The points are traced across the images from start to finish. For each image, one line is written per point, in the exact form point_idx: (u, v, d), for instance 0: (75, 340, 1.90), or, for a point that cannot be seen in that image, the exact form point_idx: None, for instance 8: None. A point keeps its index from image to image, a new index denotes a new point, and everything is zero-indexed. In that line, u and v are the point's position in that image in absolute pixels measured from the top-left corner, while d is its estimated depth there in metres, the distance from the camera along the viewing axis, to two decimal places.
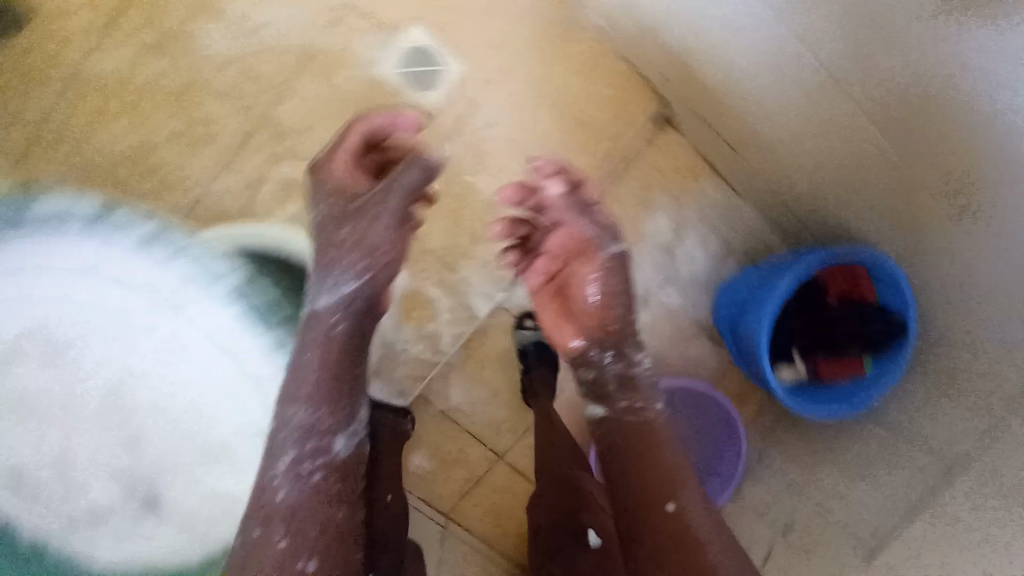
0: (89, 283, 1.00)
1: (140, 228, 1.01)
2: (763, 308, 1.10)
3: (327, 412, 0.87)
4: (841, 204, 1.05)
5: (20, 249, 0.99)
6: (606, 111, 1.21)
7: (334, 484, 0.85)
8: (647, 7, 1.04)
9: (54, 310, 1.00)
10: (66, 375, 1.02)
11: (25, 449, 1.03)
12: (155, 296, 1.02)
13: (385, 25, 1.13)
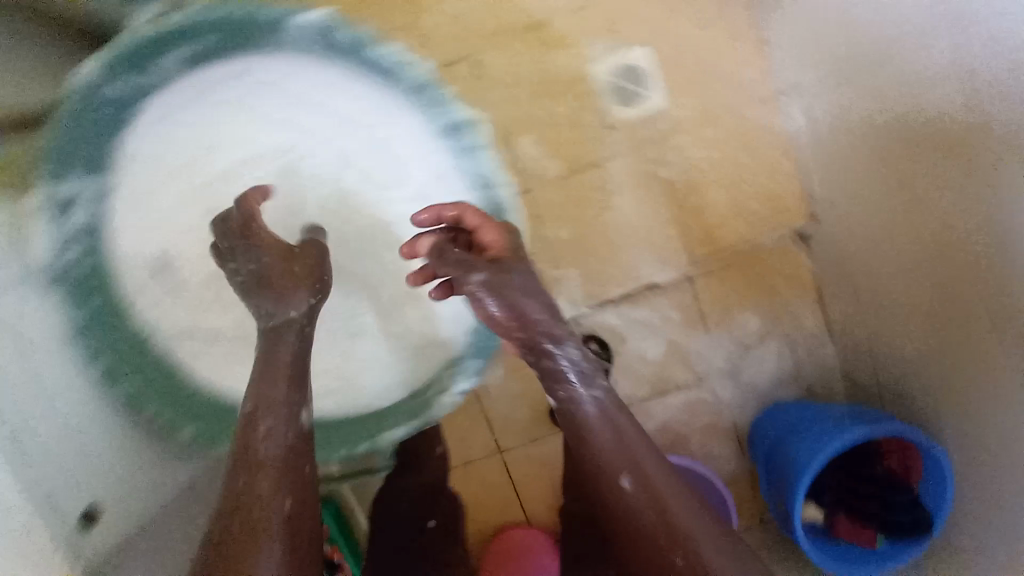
0: (360, 134, 1.03)
1: (438, 113, 1.01)
2: (815, 455, 1.10)
3: (286, 389, 0.80)
4: (926, 390, 1.06)
5: (337, 84, 1.00)
6: (760, 202, 1.24)
7: (296, 447, 0.76)
8: (848, 136, 1.06)
9: (311, 142, 1.03)
10: (285, 198, 1.04)
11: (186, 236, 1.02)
12: (405, 175, 1.05)
13: (615, 31, 1.16)
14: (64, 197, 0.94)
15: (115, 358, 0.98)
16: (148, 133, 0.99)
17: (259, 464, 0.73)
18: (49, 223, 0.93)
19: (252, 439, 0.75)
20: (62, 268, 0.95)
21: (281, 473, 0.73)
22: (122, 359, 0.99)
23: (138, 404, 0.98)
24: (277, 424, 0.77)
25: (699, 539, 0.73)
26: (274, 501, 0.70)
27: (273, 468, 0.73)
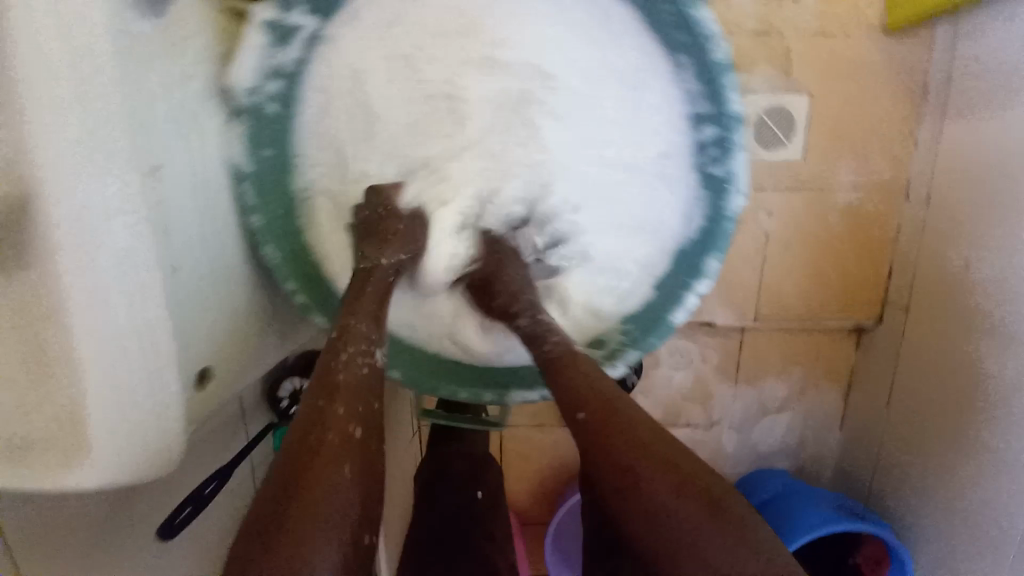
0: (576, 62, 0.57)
1: (703, 83, 0.53)
2: (788, 521, 1.17)
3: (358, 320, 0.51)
4: (915, 502, 1.13)
5: (657, 69, 0.55)
6: (842, 286, 1.21)
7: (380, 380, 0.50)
8: (953, 259, 1.03)
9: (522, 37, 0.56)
10: (450, 104, 0.58)
11: (274, 84, 0.53)
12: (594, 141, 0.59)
13: (784, 62, 1.07)
14: (290, 26, 0.51)
15: (266, 221, 0.55)
16: (360, 72, 0.56)
17: (347, 394, 0.47)
18: (272, 56, 0.51)
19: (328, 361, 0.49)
20: (251, 111, 0.53)
21: (349, 406, 0.47)
22: (273, 223, 0.56)
23: (306, 306, 0.58)
24: (360, 336, 0.50)
25: (670, 499, 0.42)
26: (354, 446, 0.45)
27: (354, 399, 0.47)
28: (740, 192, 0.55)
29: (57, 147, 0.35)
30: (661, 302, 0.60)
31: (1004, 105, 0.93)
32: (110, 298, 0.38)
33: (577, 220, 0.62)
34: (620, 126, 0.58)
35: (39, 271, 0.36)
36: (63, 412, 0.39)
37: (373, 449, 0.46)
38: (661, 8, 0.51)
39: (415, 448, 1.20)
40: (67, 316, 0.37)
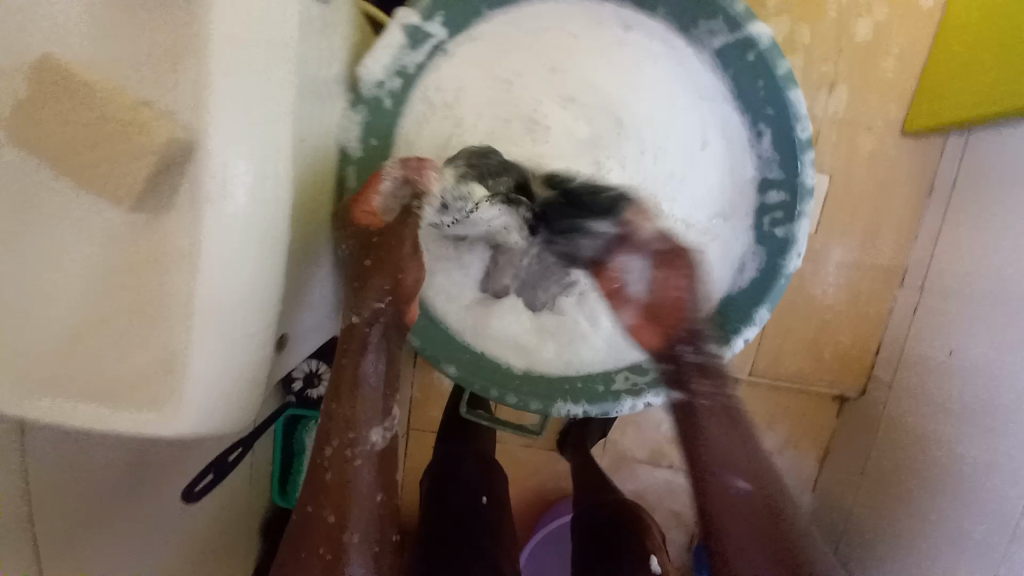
0: (662, 115, 0.62)
1: (779, 156, 0.57)
2: None
3: (347, 413, 0.53)
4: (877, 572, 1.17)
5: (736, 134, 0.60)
6: (833, 354, 1.28)
7: (371, 468, 0.53)
8: (937, 343, 1.12)
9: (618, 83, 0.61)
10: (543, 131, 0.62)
11: (396, 82, 0.56)
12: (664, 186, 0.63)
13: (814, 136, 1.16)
14: (426, 33, 0.54)
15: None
16: (466, 87, 0.60)
17: (333, 495, 0.52)
18: (403, 55, 0.54)
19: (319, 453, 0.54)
20: (370, 102, 0.55)
21: (340, 504, 0.51)
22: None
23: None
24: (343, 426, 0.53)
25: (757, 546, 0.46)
26: (343, 544, 0.50)
27: (348, 493, 0.52)
28: (799, 256, 0.58)
29: (233, 106, 0.36)
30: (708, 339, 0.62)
31: (996, 210, 1.03)
32: (241, 255, 0.39)
33: None
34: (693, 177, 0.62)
35: (192, 218, 0.37)
36: (168, 356, 0.40)
37: (363, 547, 0.51)
38: (755, 85, 0.56)
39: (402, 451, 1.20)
40: (202, 266, 0.38)
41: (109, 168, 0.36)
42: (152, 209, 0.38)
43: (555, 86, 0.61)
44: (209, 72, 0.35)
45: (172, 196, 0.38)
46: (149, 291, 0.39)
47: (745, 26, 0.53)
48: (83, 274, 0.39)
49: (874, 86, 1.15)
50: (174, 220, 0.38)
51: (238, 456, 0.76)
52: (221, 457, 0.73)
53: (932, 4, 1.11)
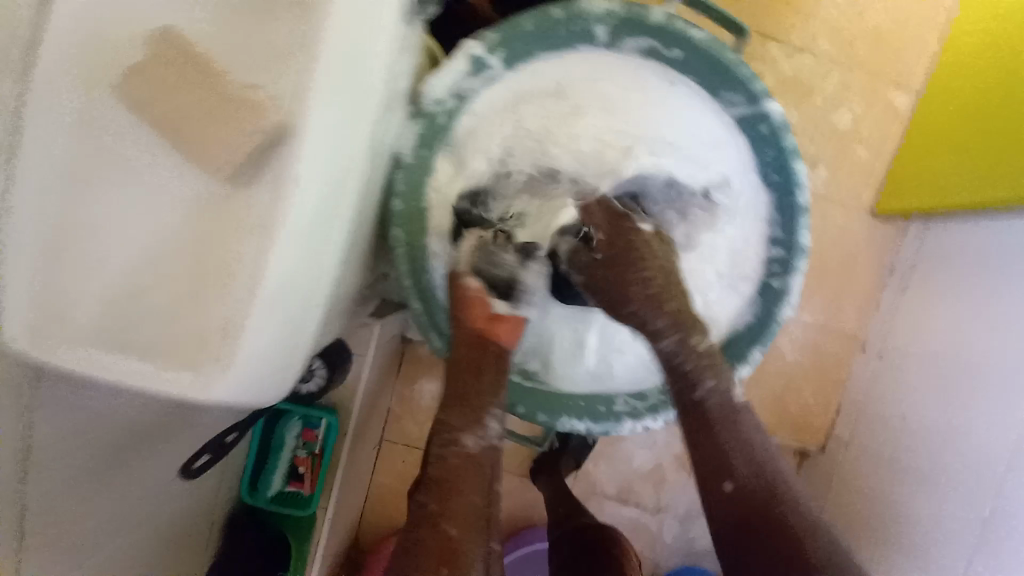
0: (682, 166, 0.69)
1: (779, 218, 0.66)
2: None
3: (450, 415, 0.59)
4: None
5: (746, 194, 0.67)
6: (799, 406, 1.35)
7: (476, 470, 0.58)
8: (892, 406, 1.21)
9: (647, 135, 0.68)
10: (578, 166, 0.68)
11: (453, 102, 0.61)
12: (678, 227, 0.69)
13: None
14: (488, 65, 0.61)
15: (405, 206, 0.62)
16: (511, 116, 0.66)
17: (439, 491, 0.56)
18: (463, 81, 0.60)
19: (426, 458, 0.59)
20: (427, 116, 0.60)
21: (445, 498, 0.55)
22: (407, 210, 0.62)
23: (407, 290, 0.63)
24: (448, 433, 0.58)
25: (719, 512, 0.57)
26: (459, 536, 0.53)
27: (462, 488, 0.56)
28: (792, 307, 0.65)
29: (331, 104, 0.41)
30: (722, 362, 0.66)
31: (952, 293, 1.15)
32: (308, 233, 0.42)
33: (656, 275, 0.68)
34: (713, 247, 0.69)
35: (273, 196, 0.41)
36: (219, 318, 0.42)
37: (474, 539, 0.54)
38: (765, 153, 0.64)
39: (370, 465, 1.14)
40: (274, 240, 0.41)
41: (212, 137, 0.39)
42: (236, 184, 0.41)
43: (595, 126, 0.67)
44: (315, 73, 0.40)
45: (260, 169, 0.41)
46: (213, 254, 0.42)
47: (762, 102, 0.61)
48: (157, 236, 0.42)
49: (851, 169, 1.29)
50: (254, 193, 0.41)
51: (236, 437, 0.75)
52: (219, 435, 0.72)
53: (902, 107, 1.28)
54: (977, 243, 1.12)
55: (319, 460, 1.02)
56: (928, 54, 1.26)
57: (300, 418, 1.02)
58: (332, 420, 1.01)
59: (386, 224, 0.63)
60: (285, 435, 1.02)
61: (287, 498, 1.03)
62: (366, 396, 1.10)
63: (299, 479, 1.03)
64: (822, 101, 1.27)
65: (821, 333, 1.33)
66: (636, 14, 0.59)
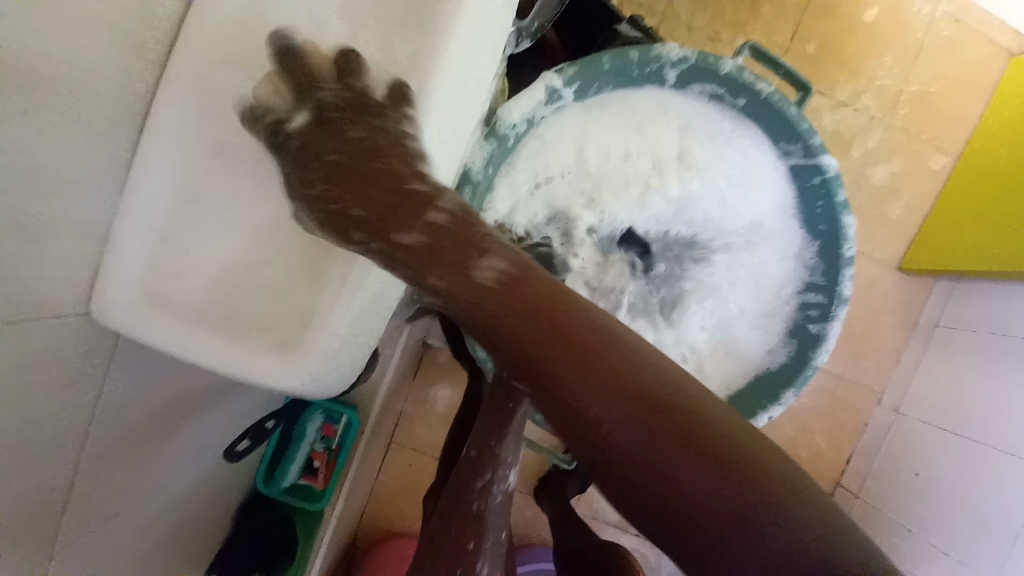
0: (731, 209, 0.71)
1: (823, 267, 0.68)
2: None
3: (486, 445, 0.59)
4: None
5: (789, 241, 0.70)
6: (811, 451, 1.34)
7: (503, 507, 0.59)
8: (905, 461, 1.21)
9: (700, 174, 0.70)
10: (631, 198, 0.71)
11: (524, 128, 0.63)
12: (721, 266, 0.72)
13: None
14: (560, 96, 0.63)
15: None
16: (573, 146, 0.69)
17: (468, 519, 0.56)
18: (537, 108, 0.63)
19: (463, 485, 0.58)
20: (500, 138, 0.62)
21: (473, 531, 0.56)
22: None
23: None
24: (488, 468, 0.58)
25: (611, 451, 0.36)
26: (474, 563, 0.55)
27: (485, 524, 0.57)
28: (827, 353, 0.66)
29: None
30: (751, 401, 0.68)
31: (975, 355, 1.16)
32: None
33: (692, 309, 0.72)
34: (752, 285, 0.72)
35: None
36: (306, 311, 0.48)
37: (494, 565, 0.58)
38: (814, 203, 0.67)
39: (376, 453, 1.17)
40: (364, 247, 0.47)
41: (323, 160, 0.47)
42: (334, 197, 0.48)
43: (652, 164, 0.70)
44: None
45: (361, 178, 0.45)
46: (310, 259, 0.50)
47: (817, 156, 0.64)
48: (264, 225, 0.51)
49: (881, 223, 1.31)
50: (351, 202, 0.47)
51: (274, 424, 0.82)
52: (260, 423, 0.78)
53: (938, 168, 1.30)
54: (1003, 311, 1.13)
55: (336, 456, 1.03)
56: (966, 120, 1.29)
57: (322, 412, 1.04)
58: (353, 417, 1.03)
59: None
60: (305, 427, 1.03)
61: (301, 490, 1.04)
62: (386, 396, 1.12)
63: (313, 472, 1.04)
64: (858, 155, 1.29)
65: (837, 381, 1.34)
66: (707, 63, 0.62)
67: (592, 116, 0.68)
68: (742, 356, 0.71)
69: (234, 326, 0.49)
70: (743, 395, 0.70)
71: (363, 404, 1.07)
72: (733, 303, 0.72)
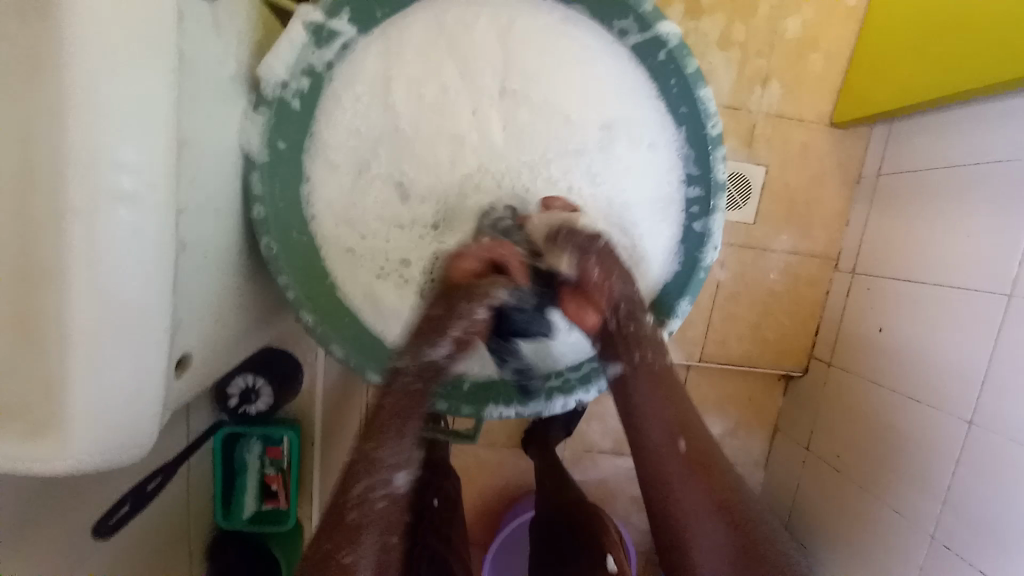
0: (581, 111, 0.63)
1: (689, 154, 0.61)
2: None
3: (380, 445, 0.52)
4: (816, 543, 1.21)
5: (643, 136, 0.63)
6: (779, 332, 1.31)
7: (395, 516, 0.53)
8: (864, 320, 1.18)
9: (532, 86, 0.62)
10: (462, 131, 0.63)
11: (305, 81, 0.56)
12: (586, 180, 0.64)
13: (748, 119, 1.20)
14: (332, 30, 0.55)
15: (269, 211, 0.57)
16: (377, 92, 0.60)
17: (350, 534, 0.50)
18: (307, 55, 0.55)
19: (343, 496, 0.51)
20: (274, 103, 0.55)
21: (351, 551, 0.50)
22: (275, 214, 0.58)
23: (295, 301, 0.59)
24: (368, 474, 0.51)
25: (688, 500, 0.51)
26: None
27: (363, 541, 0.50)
28: (715, 249, 0.60)
29: (107, 100, 0.37)
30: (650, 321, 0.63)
31: (921, 192, 1.09)
32: (127, 265, 0.39)
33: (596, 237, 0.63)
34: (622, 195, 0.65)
35: (84, 231, 0.37)
36: (49, 377, 0.38)
37: None
38: (669, 83, 0.59)
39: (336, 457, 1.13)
40: (96, 272, 0.38)
41: (15, 193, 0.37)
42: (30, 225, 0.37)
43: (468, 92, 0.62)
44: (88, 82, 0.36)
45: (47, 197, 0.37)
46: (24, 303, 0.38)
47: (654, 25, 0.56)
48: None
49: (804, 79, 1.20)
50: (53, 228, 0.37)
51: (157, 487, 0.76)
52: (138, 485, 0.74)
53: (855, 4, 1.17)
54: (951, 141, 1.03)
55: (289, 474, 0.97)
56: None
57: (259, 438, 0.97)
58: (294, 436, 0.96)
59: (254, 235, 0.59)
60: (245, 457, 0.96)
61: (266, 516, 0.99)
62: (328, 399, 1.07)
63: (274, 495, 0.99)
64: (767, 12, 1.16)
65: (793, 255, 1.27)
66: None
67: (391, 54, 0.60)
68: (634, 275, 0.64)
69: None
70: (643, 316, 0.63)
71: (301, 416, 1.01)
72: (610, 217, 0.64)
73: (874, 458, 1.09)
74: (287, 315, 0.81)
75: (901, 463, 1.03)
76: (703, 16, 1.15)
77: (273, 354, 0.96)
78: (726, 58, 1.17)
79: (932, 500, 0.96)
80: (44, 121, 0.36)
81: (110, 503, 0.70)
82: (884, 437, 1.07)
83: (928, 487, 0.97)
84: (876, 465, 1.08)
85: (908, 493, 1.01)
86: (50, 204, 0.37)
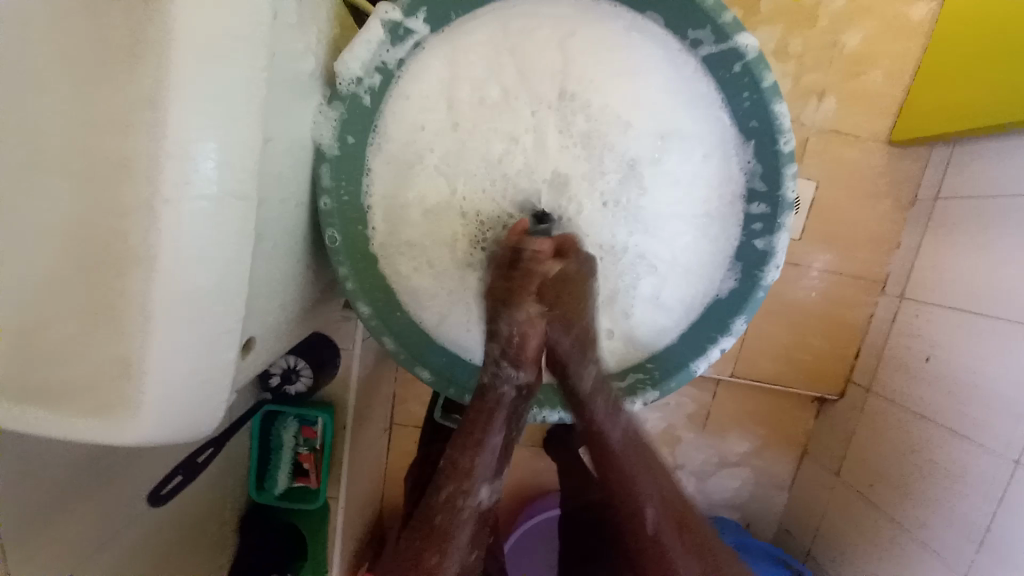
0: (644, 116, 0.63)
1: (753, 168, 0.60)
2: None
3: (479, 431, 0.58)
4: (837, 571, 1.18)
5: (708, 146, 0.62)
6: (816, 352, 1.27)
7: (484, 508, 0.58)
8: (908, 347, 1.14)
9: (598, 89, 0.62)
10: (521, 128, 0.63)
11: (376, 78, 0.58)
12: (644, 187, 0.64)
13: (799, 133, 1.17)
14: (407, 29, 0.57)
15: (335, 204, 0.59)
16: (442, 88, 0.62)
17: (445, 511, 0.55)
18: (382, 52, 0.56)
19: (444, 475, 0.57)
20: (347, 98, 0.57)
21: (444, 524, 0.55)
22: (339, 208, 0.59)
23: (352, 292, 0.60)
24: (469, 458, 0.57)
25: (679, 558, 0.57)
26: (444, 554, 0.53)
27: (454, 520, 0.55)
28: (777, 269, 0.59)
29: (204, 91, 0.38)
30: (699, 338, 0.63)
31: (981, 218, 1.03)
32: (207, 256, 0.40)
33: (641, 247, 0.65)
34: (682, 202, 0.64)
35: (168, 218, 0.38)
36: (125, 359, 0.40)
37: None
38: (741, 97, 0.57)
39: (363, 441, 1.15)
40: (175, 259, 0.39)
41: (110, 181, 0.39)
42: (118, 208, 0.39)
43: (523, 92, 0.62)
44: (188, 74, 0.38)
45: (139, 183, 0.38)
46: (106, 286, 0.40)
47: (732, 36, 0.54)
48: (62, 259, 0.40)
49: (862, 94, 1.15)
50: (140, 213, 0.38)
51: (208, 457, 0.80)
52: (190, 456, 0.78)
53: (921, 19, 1.12)
54: (1017, 168, 0.98)
55: (321, 455, 0.99)
56: None
57: (296, 417, 0.98)
58: (328, 419, 0.97)
59: (320, 225, 0.61)
60: (282, 434, 0.97)
61: (296, 492, 1.02)
62: (360, 386, 1.08)
63: (305, 474, 1.02)
64: (826, 23, 1.12)
65: (836, 275, 1.23)
66: None
67: (455, 49, 0.61)
68: (683, 285, 0.65)
69: (55, 399, 0.41)
70: (694, 330, 0.64)
71: (333, 401, 1.03)
72: (666, 225, 0.65)
73: (908, 490, 1.05)
74: (330, 303, 0.82)
75: (935, 498, 0.99)
76: (762, 23, 1.12)
77: (317, 339, 0.97)
78: (782, 68, 1.14)
79: (965, 540, 0.92)
80: (142, 111, 0.38)
81: (165, 471, 0.75)
82: (920, 471, 1.03)
83: (961, 524, 0.93)
84: (907, 497, 1.05)
85: (940, 529, 0.97)
86: (140, 191, 0.38)
